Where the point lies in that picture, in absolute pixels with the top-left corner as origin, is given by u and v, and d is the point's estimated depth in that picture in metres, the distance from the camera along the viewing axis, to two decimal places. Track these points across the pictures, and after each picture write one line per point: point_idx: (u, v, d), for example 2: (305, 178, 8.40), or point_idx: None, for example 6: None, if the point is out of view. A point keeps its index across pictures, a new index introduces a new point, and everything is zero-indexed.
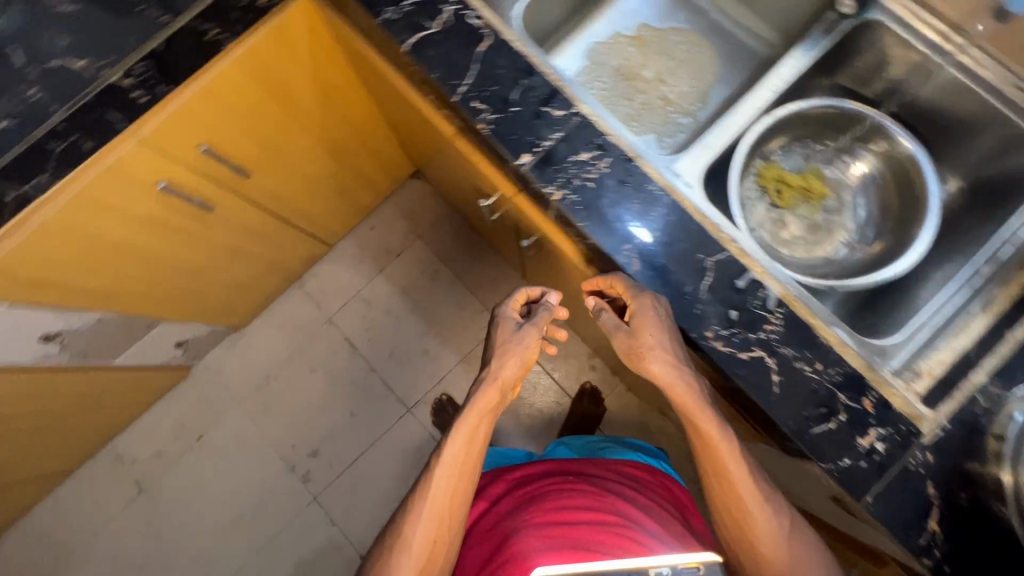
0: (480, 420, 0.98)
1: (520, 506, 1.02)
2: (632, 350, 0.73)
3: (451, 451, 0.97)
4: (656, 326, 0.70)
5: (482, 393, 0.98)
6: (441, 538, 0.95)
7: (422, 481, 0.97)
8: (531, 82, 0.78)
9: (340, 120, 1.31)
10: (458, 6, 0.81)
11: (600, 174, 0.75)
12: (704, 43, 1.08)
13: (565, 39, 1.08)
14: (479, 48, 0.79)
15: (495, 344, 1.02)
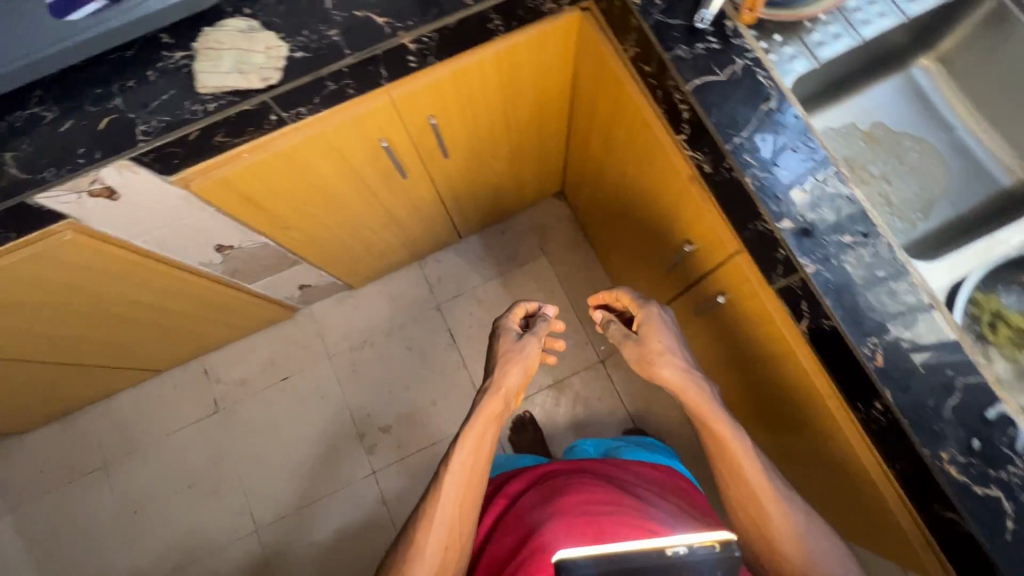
0: (486, 427, 1.02)
1: (538, 491, 1.04)
2: (642, 359, 0.98)
3: (461, 460, 0.99)
4: (658, 330, 0.99)
5: (488, 401, 1.03)
6: (454, 542, 0.96)
7: (433, 490, 0.99)
8: (808, 151, 0.78)
9: (537, 125, 1.35)
10: (749, 62, 0.83)
11: (860, 261, 0.74)
12: (940, 159, 1.06)
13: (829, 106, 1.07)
14: (762, 106, 0.80)
15: (497, 354, 1.08)
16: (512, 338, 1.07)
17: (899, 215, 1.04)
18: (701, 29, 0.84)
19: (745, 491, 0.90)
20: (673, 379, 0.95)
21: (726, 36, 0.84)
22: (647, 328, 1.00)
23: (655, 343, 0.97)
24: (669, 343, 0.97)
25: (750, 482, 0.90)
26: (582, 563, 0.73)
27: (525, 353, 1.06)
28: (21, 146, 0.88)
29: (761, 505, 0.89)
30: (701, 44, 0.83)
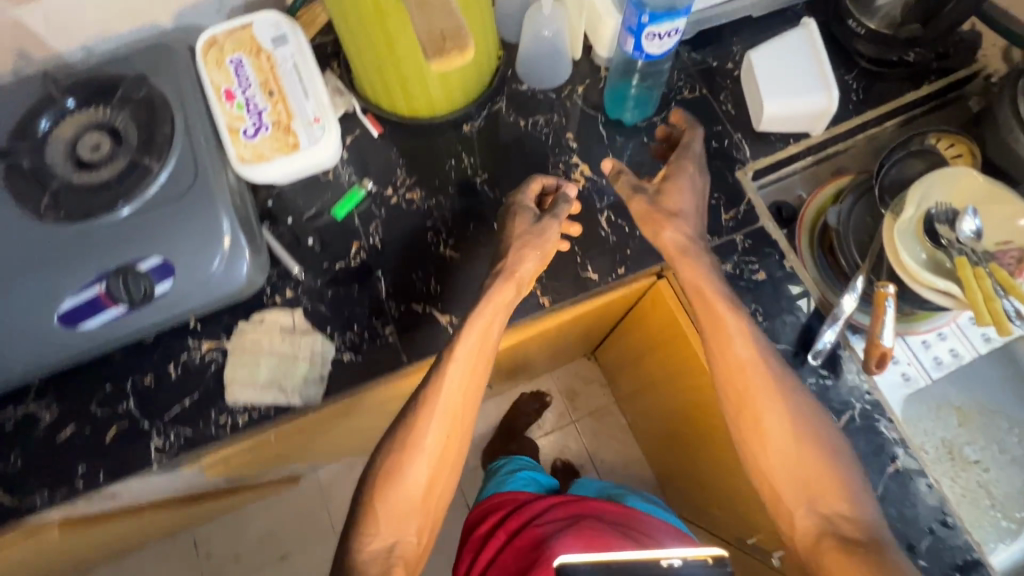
0: (494, 319, 0.75)
1: (542, 510, 1.04)
2: (663, 214, 0.76)
3: (451, 381, 0.74)
4: (700, 189, 0.79)
5: (494, 289, 0.75)
6: (440, 478, 0.75)
7: (422, 387, 0.75)
8: (945, 536, 0.69)
9: (583, 340, 1.20)
10: (870, 407, 0.73)
11: None
12: None
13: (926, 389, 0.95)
14: (889, 469, 0.71)
15: (507, 235, 0.78)
16: (528, 193, 0.81)
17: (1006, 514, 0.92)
18: (812, 363, 0.74)
19: (755, 383, 0.70)
20: (691, 238, 0.75)
21: (839, 373, 0.74)
22: (671, 203, 0.77)
23: (675, 206, 0.76)
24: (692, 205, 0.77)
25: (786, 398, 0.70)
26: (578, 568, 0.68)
27: (542, 238, 0.76)
28: (8, 459, 0.74)
29: (771, 432, 0.70)
30: (811, 380, 0.74)
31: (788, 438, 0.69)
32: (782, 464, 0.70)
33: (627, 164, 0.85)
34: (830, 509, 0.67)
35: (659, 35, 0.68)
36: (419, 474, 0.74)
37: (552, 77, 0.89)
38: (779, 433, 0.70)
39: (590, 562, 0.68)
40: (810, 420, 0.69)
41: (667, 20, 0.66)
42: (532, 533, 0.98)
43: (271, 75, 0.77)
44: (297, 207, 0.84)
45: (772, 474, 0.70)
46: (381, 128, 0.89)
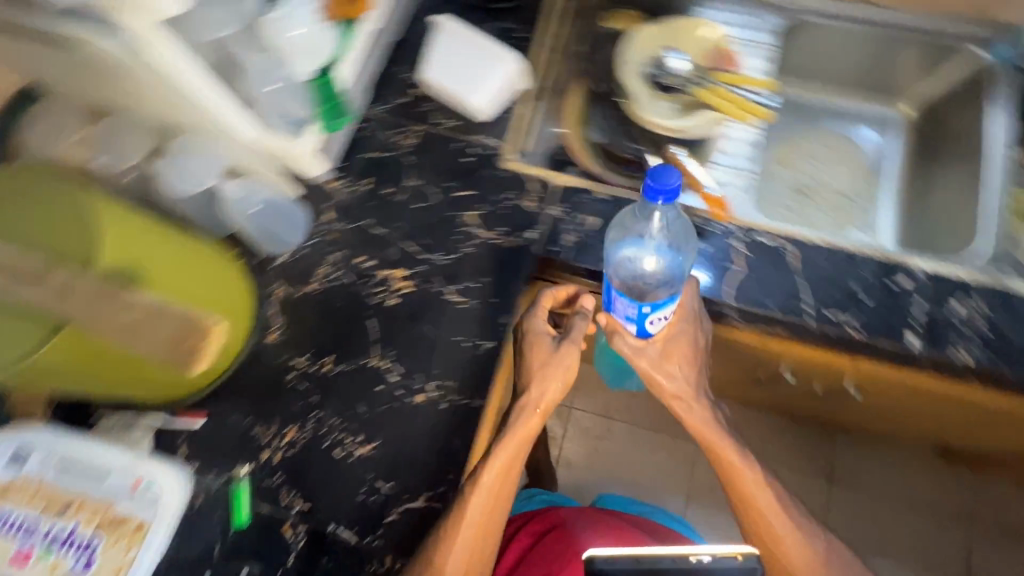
0: (519, 450, 0.73)
1: (582, 513, 0.96)
2: (682, 385, 0.77)
3: (473, 509, 0.70)
4: (699, 350, 0.78)
5: (521, 422, 0.73)
6: None
7: (445, 514, 0.70)
8: (858, 268, 0.79)
9: None
10: (741, 233, 0.81)
11: (990, 319, 0.76)
12: (841, 138, 1.12)
13: None
14: (791, 261, 0.80)
15: (529, 364, 0.75)
16: (542, 315, 0.76)
17: (866, 197, 1.07)
18: None
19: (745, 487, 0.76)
20: (684, 395, 0.77)
21: (706, 232, 0.81)
22: (672, 347, 0.77)
23: (674, 369, 0.77)
24: (698, 369, 0.79)
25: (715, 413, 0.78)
26: (613, 560, 0.64)
27: (556, 362, 0.74)
28: None
29: (721, 447, 0.77)
30: (697, 256, 0.80)
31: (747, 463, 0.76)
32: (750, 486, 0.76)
33: (423, 237, 0.83)
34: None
35: (660, 318, 0.71)
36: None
37: (292, 229, 0.84)
38: (744, 473, 0.76)
39: (618, 555, 0.64)
40: (776, 495, 0.77)
41: (671, 304, 0.68)
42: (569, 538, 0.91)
43: (47, 492, 0.63)
44: (201, 554, 0.71)
45: (754, 500, 0.76)
46: (203, 412, 0.77)
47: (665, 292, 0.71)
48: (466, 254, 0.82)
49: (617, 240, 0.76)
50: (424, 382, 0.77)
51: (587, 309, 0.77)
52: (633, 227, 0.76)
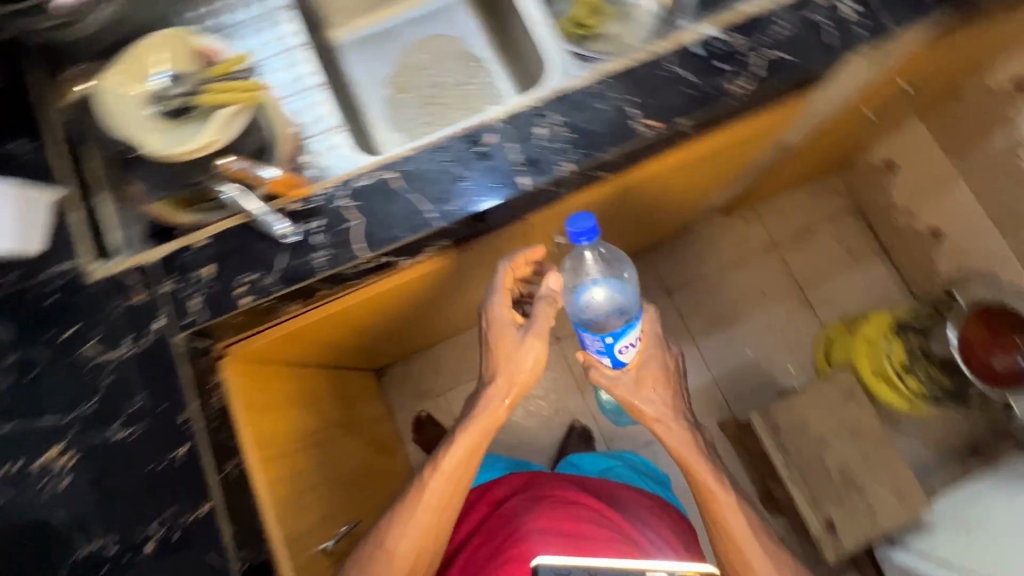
0: (481, 437, 0.97)
1: (543, 508, 1.14)
2: (636, 377, 1.01)
3: (432, 493, 0.97)
4: (664, 377, 1.03)
5: (489, 400, 0.96)
6: (429, 540, 0.98)
7: (403, 508, 0.98)
8: (449, 154, 0.81)
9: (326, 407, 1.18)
10: (341, 189, 0.80)
11: (566, 123, 0.81)
12: (429, 38, 1.17)
13: (369, 123, 1.12)
14: (394, 185, 0.80)
15: (498, 348, 0.96)
16: (500, 301, 0.97)
17: (479, 78, 1.15)
18: (297, 237, 0.78)
19: (683, 458, 1.01)
20: (661, 416, 1.02)
21: (311, 207, 0.79)
22: (643, 370, 1.02)
23: (648, 394, 1.02)
24: (658, 368, 1.03)
25: (659, 401, 1.02)
26: (559, 569, 0.78)
27: (522, 353, 0.94)
28: None
29: (695, 472, 1.00)
30: (313, 236, 0.78)
31: (671, 432, 1.01)
32: (682, 448, 1.01)
33: (55, 402, 0.74)
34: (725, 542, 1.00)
35: (626, 348, 0.95)
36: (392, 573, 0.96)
37: None
38: (715, 492, 0.99)
39: (568, 567, 0.78)
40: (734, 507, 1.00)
41: (629, 331, 0.93)
42: (524, 536, 1.06)
43: None
44: None
45: (714, 493, 1.00)
46: None
47: (622, 319, 0.97)
48: (107, 387, 0.74)
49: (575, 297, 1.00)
50: (144, 531, 0.70)
51: (552, 284, 0.91)
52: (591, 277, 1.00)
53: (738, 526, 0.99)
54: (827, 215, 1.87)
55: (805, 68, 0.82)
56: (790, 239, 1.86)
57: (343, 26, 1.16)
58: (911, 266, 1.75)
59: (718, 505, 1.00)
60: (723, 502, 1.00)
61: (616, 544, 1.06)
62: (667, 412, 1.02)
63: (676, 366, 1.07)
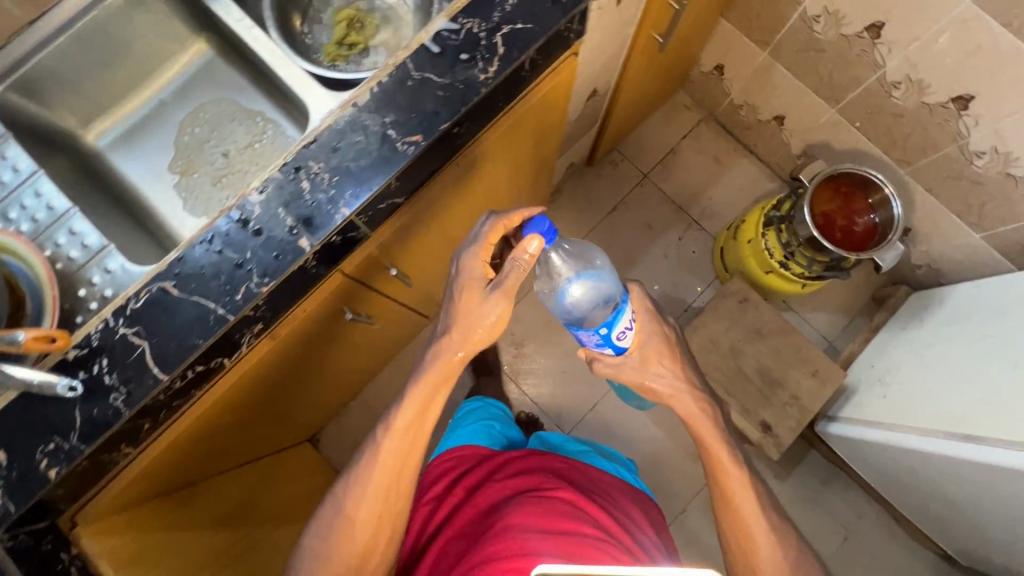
0: (434, 390, 0.93)
1: (528, 508, 0.93)
2: (639, 360, 0.92)
3: (386, 459, 0.93)
4: (676, 355, 0.95)
5: (442, 351, 0.91)
6: (389, 512, 0.94)
7: (359, 473, 0.95)
8: (220, 240, 0.75)
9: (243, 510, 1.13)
10: (117, 317, 0.73)
11: (327, 168, 0.77)
12: (199, 108, 1.08)
13: (166, 219, 1.04)
14: (174, 292, 0.74)
15: (462, 306, 0.90)
16: (472, 256, 0.89)
17: (267, 133, 1.08)
18: (86, 385, 0.71)
19: (704, 438, 0.94)
20: (675, 391, 0.94)
21: (95, 348, 0.73)
22: (646, 353, 0.93)
23: (657, 369, 0.93)
24: (656, 345, 0.93)
25: (674, 385, 0.94)
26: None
27: (487, 310, 0.88)
28: None
29: (716, 451, 0.93)
30: (104, 378, 0.72)
31: (688, 405, 0.94)
32: (692, 416, 0.94)
33: None
34: (736, 523, 0.92)
35: (625, 334, 0.85)
36: (351, 543, 0.93)
37: None
38: (729, 466, 0.93)
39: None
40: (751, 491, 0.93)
41: (620, 317, 0.83)
42: (506, 539, 0.87)
43: None
44: None
45: (730, 470, 0.93)
46: None
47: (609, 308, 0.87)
48: None
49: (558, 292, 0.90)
50: None
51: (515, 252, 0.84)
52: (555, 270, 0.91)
53: (739, 493, 0.92)
54: (684, 133, 1.89)
55: (542, 34, 0.81)
56: (659, 166, 1.88)
57: (92, 127, 1.04)
58: (771, 155, 1.80)
59: (720, 468, 0.93)
60: (733, 479, 0.92)
61: (610, 549, 0.89)
62: (679, 389, 0.94)
63: (676, 337, 0.97)
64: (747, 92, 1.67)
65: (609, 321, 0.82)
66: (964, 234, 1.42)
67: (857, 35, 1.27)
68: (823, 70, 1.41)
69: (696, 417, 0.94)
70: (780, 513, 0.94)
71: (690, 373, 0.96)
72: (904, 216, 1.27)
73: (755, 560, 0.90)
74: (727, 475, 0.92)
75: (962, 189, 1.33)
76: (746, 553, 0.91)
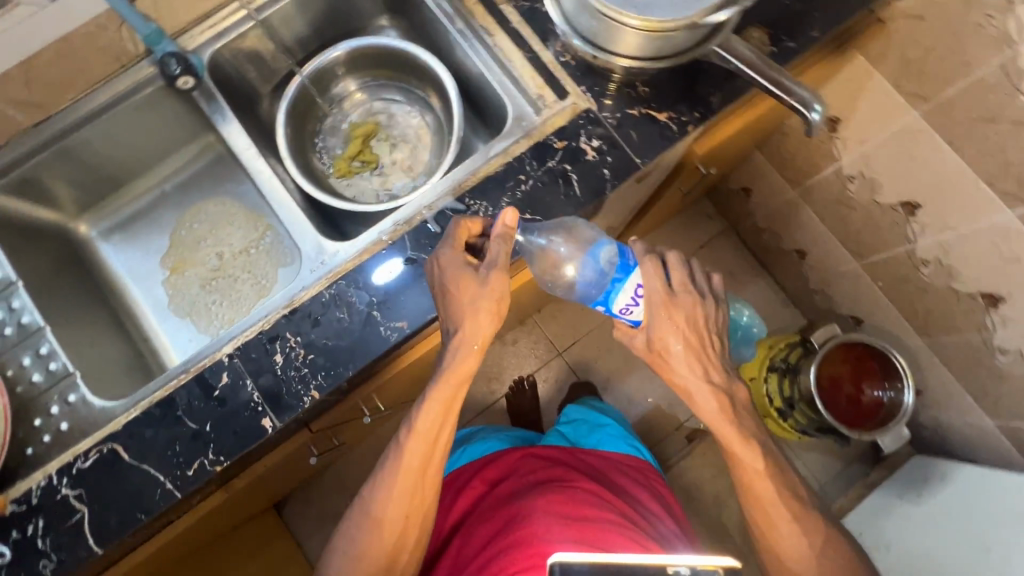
0: (455, 389, 0.75)
1: (549, 513, 0.85)
2: (649, 344, 0.73)
3: (412, 458, 0.78)
4: (706, 328, 0.73)
5: (457, 357, 0.72)
6: (415, 513, 0.81)
7: (383, 473, 0.80)
8: (182, 405, 0.72)
9: None
10: (62, 474, 0.70)
11: (305, 343, 0.73)
12: (200, 204, 1.05)
13: (143, 320, 0.99)
14: (124, 456, 0.70)
15: (462, 298, 0.70)
16: (450, 250, 0.71)
17: (265, 239, 1.04)
18: (19, 546, 0.68)
19: (720, 430, 0.77)
20: (689, 379, 0.74)
21: (33, 506, 0.69)
22: (660, 338, 0.72)
23: (673, 349, 0.72)
24: (676, 331, 0.71)
25: (699, 372, 0.74)
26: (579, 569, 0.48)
27: (489, 292, 0.70)
28: None
29: (730, 439, 0.77)
30: (38, 541, 0.68)
31: (710, 399, 0.75)
32: (712, 413, 0.76)
33: None
34: (761, 519, 0.80)
35: (631, 309, 0.70)
36: (377, 547, 0.80)
37: None
38: (745, 456, 0.78)
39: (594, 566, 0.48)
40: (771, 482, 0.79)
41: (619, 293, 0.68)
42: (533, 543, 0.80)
43: None
44: None
45: (740, 455, 0.78)
46: None
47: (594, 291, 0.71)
48: None
49: (551, 273, 0.75)
50: None
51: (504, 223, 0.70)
52: (544, 249, 0.75)
53: (763, 489, 0.79)
54: (703, 242, 1.82)
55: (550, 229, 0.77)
56: None
57: (87, 216, 1.01)
58: (788, 282, 1.73)
59: (743, 464, 0.79)
60: (751, 470, 0.79)
61: (623, 532, 0.83)
62: (701, 379, 0.74)
63: (708, 308, 0.74)
64: (772, 219, 1.60)
65: (601, 301, 0.69)
66: (977, 417, 1.33)
67: (891, 206, 1.21)
68: (851, 225, 1.34)
69: (726, 407, 0.76)
70: (809, 495, 0.82)
71: (720, 352, 0.75)
72: (913, 408, 1.21)
73: (780, 552, 0.80)
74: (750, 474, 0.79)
75: (981, 376, 1.26)
76: (771, 543, 0.80)
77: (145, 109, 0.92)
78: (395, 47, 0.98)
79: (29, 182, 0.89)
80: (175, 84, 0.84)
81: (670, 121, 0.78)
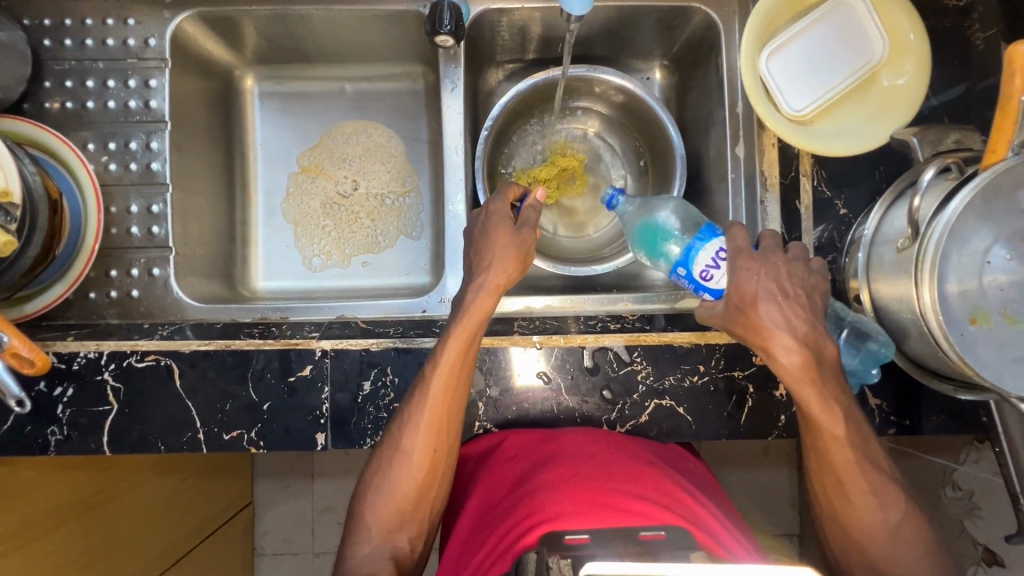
0: (478, 325, 0.60)
1: (575, 467, 0.62)
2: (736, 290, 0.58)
3: (434, 399, 0.60)
4: (795, 280, 0.58)
5: (475, 297, 0.60)
6: (437, 466, 0.62)
7: (408, 400, 0.62)
8: (255, 368, 0.66)
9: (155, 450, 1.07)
10: (113, 360, 0.66)
11: (397, 388, 0.66)
12: (369, 122, 0.94)
13: (250, 203, 0.92)
14: (176, 381, 0.66)
15: (495, 245, 0.62)
16: (502, 200, 0.66)
17: (405, 199, 0.94)
18: (38, 400, 0.65)
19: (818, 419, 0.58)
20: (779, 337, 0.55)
21: (72, 370, 0.65)
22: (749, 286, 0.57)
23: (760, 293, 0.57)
24: (770, 286, 0.57)
25: (790, 324, 0.56)
26: None
27: (516, 242, 0.62)
28: None
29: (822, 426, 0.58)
30: (59, 408, 0.65)
31: (794, 354, 0.55)
32: (793, 372, 0.56)
33: None
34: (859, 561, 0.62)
35: (713, 273, 0.61)
36: (409, 483, 0.61)
37: None
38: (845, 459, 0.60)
39: None
40: None
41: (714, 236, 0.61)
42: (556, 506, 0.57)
43: None
44: None
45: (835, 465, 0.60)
46: None
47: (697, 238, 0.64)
48: None
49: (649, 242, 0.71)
50: None
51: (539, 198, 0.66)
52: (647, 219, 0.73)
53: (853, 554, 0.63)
54: None
55: (693, 436, 0.69)
56: None
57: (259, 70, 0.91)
58: None
59: (829, 469, 0.60)
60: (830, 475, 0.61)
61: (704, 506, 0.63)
62: (795, 333, 0.55)
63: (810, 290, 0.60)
64: None
65: (679, 259, 0.62)
66: None
67: None
68: None
69: (810, 367, 0.55)
70: None
71: (819, 316, 0.57)
72: None
73: None
74: (833, 531, 0.63)
75: None
76: None
77: (380, 17, 0.80)
78: (655, 111, 0.84)
79: (232, 17, 0.78)
80: (431, 38, 0.70)
81: (880, 410, 0.69)
